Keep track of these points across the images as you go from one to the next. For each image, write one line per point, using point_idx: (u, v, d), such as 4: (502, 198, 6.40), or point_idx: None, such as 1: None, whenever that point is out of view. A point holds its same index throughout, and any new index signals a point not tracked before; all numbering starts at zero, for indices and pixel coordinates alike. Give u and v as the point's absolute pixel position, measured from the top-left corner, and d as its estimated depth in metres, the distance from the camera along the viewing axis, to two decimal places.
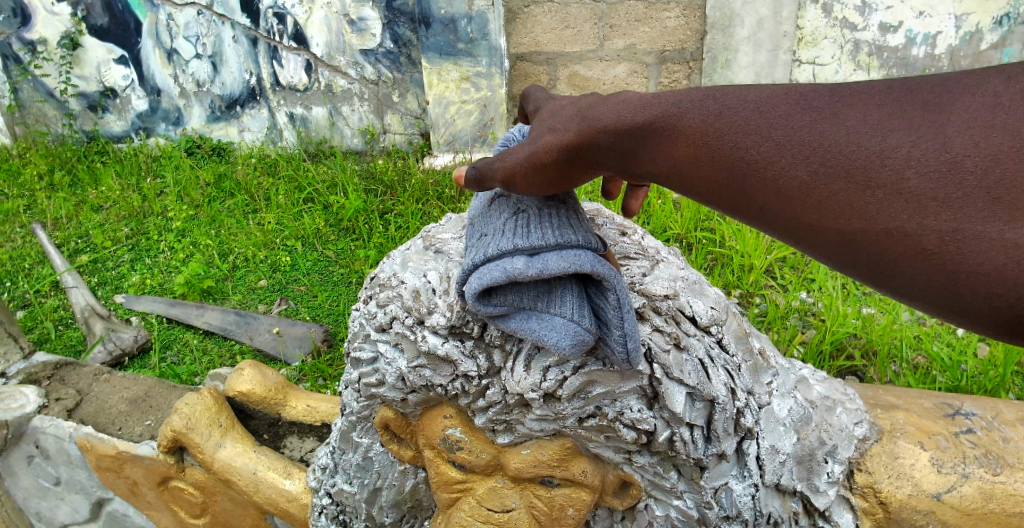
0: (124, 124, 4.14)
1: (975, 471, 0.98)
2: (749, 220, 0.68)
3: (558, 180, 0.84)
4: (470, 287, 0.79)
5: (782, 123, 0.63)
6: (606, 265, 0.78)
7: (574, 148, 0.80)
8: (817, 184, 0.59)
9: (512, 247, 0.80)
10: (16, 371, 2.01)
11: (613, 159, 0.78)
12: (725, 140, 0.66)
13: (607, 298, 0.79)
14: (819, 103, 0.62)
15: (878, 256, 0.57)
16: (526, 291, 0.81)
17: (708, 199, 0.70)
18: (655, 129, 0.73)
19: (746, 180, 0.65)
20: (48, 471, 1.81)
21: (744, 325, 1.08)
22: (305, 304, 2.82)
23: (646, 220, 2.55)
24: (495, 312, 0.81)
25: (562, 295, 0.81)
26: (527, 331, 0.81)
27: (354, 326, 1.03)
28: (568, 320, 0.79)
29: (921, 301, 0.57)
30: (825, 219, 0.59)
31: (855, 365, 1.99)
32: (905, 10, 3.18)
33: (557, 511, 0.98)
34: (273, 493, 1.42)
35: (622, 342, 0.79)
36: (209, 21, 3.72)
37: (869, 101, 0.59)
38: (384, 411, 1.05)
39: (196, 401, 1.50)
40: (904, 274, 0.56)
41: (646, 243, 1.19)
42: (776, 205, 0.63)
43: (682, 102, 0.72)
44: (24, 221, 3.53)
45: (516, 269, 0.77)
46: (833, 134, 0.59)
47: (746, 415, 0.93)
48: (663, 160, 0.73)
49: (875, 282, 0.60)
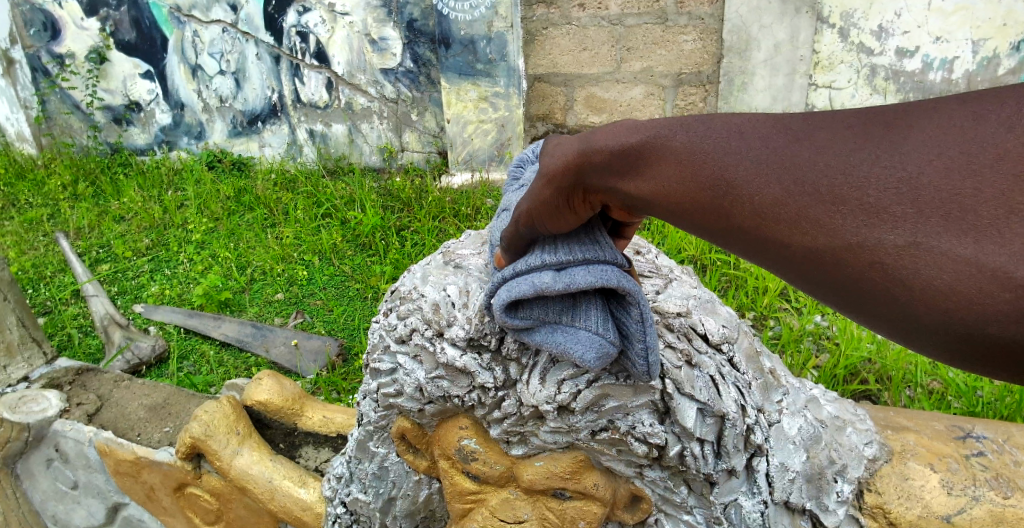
0: (147, 137, 4.24)
1: (986, 494, 0.99)
2: (724, 241, 0.65)
3: (563, 206, 0.78)
4: (499, 300, 0.84)
5: (760, 144, 0.59)
6: (631, 281, 0.80)
7: (575, 171, 0.73)
8: (791, 203, 0.56)
9: (539, 263, 0.83)
10: (38, 376, 2.08)
11: (609, 185, 0.72)
12: (707, 160, 0.62)
13: (629, 312, 0.82)
14: (793, 127, 0.58)
15: (845, 275, 0.54)
16: (552, 305, 0.85)
17: (687, 223, 0.66)
18: (650, 152, 0.67)
19: (721, 199, 0.61)
20: (66, 475, 1.85)
21: (755, 343, 1.10)
22: (321, 318, 2.86)
23: (661, 241, 2.56)
24: (520, 324, 0.85)
25: (587, 309, 0.83)
26: (552, 344, 0.85)
27: (374, 338, 1.06)
28: (593, 333, 0.82)
29: (883, 321, 0.55)
30: (795, 236, 0.56)
31: (870, 389, 1.98)
32: (922, 34, 3.20)
33: (569, 523, 1.00)
34: (288, 502, 1.44)
35: (644, 355, 0.83)
36: (234, 39, 3.83)
37: (837, 126, 0.56)
38: (401, 421, 1.07)
39: (215, 408, 1.54)
40: (868, 292, 0.53)
41: (659, 262, 1.22)
42: (750, 224, 0.60)
43: (677, 124, 0.66)
44: (46, 230, 3.61)
45: (543, 283, 0.80)
46: (809, 156, 0.56)
47: (756, 432, 0.95)
48: (649, 184, 0.67)
49: (841, 301, 0.57)
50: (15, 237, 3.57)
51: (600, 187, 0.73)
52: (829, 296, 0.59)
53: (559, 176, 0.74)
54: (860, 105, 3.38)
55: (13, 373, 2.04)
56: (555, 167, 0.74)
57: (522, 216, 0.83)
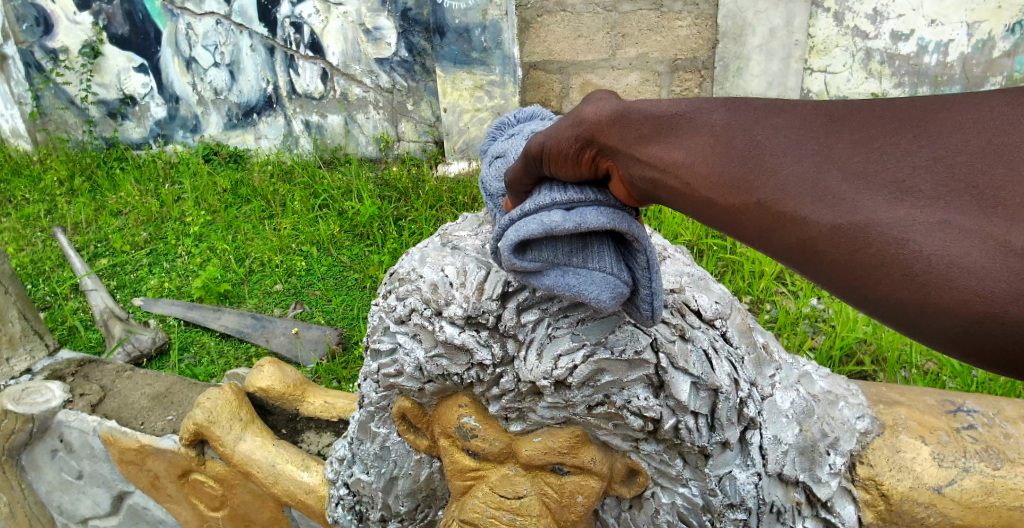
0: (142, 131, 4.24)
1: (976, 465, 1.01)
2: (733, 228, 0.62)
3: (569, 158, 0.75)
4: (508, 240, 0.78)
5: (796, 122, 0.60)
6: (640, 227, 0.78)
7: (600, 126, 0.72)
8: (820, 179, 0.55)
9: (550, 201, 0.78)
10: (42, 367, 2.09)
11: (626, 150, 0.70)
12: (736, 134, 0.62)
13: (637, 259, 0.80)
14: (829, 108, 0.59)
15: (859, 260, 0.51)
16: (561, 245, 0.80)
17: (696, 199, 0.64)
18: (682, 120, 0.67)
19: (745, 174, 0.60)
20: (71, 465, 1.87)
21: (748, 320, 1.12)
22: (320, 308, 2.87)
23: (658, 227, 2.57)
24: (530, 267, 0.80)
25: (599, 251, 0.80)
26: (564, 288, 0.81)
27: (374, 320, 1.08)
28: (606, 275, 0.80)
29: (894, 316, 0.52)
30: (814, 213, 0.54)
31: (865, 370, 2.01)
32: (917, 18, 3.20)
33: (567, 498, 1.02)
34: (292, 486, 1.46)
35: (651, 299, 0.83)
36: (228, 31, 3.83)
37: (875, 109, 0.57)
38: (402, 401, 1.09)
39: (217, 395, 1.55)
40: (875, 280, 0.51)
41: (653, 241, 1.23)
42: (768, 201, 0.58)
43: (717, 99, 0.67)
44: (44, 225, 3.62)
45: (555, 222, 0.76)
46: (847, 135, 0.56)
47: (749, 406, 0.97)
48: (668, 150, 0.67)
49: (850, 294, 0.54)
50: (13, 233, 3.57)
51: (617, 150, 0.71)
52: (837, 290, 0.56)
53: (584, 125, 0.74)
54: (856, 88, 3.38)
55: (16, 364, 2.06)
56: (584, 117, 0.74)
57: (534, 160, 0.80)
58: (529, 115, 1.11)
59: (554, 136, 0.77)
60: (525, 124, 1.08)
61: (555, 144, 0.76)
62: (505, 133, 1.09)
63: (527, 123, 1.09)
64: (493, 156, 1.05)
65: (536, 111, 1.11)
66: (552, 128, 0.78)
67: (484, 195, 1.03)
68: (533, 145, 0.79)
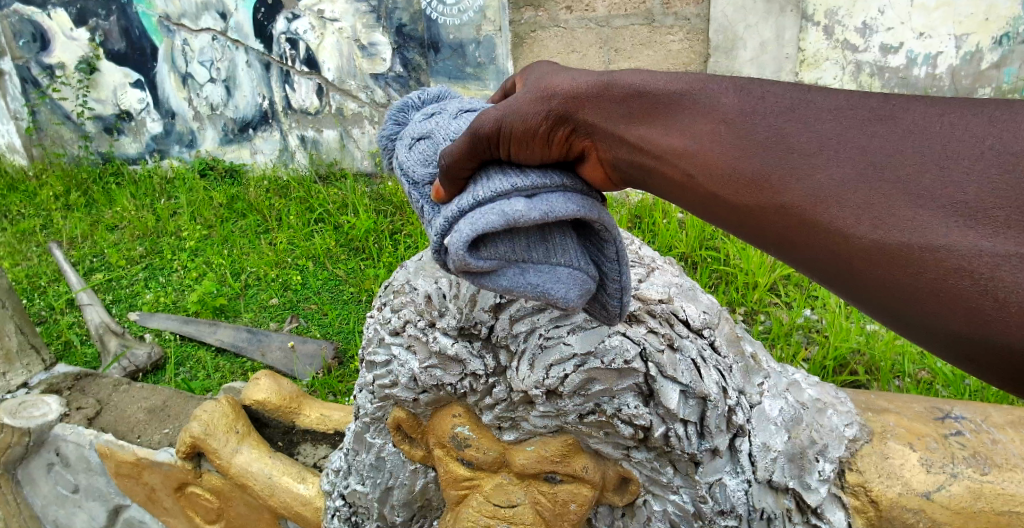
0: (138, 146, 4.26)
1: (964, 471, 1.03)
2: (745, 225, 0.65)
3: (538, 136, 0.73)
4: (463, 235, 0.72)
5: (830, 117, 0.59)
6: (609, 217, 0.80)
7: (581, 102, 0.71)
8: (861, 189, 0.56)
9: (509, 189, 0.74)
10: (37, 382, 2.10)
11: (612, 130, 0.71)
12: (757, 123, 0.62)
13: (605, 251, 0.82)
14: (872, 104, 0.59)
15: (903, 279, 0.54)
16: (519, 240, 0.77)
17: (700, 193, 0.67)
18: (686, 100, 0.67)
19: (771, 174, 0.61)
20: (66, 479, 1.87)
21: (736, 329, 1.15)
22: (316, 322, 2.88)
23: (652, 239, 2.59)
24: (486, 266, 0.75)
25: (563, 243, 0.79)
26: (524, 287, 0.78)
27: (369, 332, 1.11)
28: (573, 269, 0.80)
29: (921, 330, 0.56)
30: (856, 227, 0.55)
31: (858, 379, 2.02)
32: (905, 31, 3.26)
33: (560, 506, 1.04)
34: (288, 498, 1.47)
35: (620, 294, 0.85)
36: (224, 47, 3.86)
37: (925, 108, 0.57)
38: (396, 412, 1.11)
39: (214, 408, 1.57)
40: (910, 293, 0.54)
41: (642, 252, 1.26)
42: (797, 206, 0.59)
43: (722, 79, 0.67)
44: (39, 240, 3.63)
45: (519, 212, 0.73)
46: (891, 137, 0.56)
47: (737, 413, 0.99)
48: (662, 135, 0.68)
49: (877, 302, 0.58)
50: (9, 248, 3.58)
51: (599, 129, 0.72)
52: (864, 298, 0.59)
53: (556, 99, 0.72)
54: None
55: (12, 379, 2.06)
56: (556, 90, 0.72)
57: (486, 140, 0.74)
58: (435, 95, 1.01)
59: (515, 109, 0.73)
60: (438, 104, 0.98)
61: (517, 120, 0.72)
62: (419, 113, 0.97)
63: (440, 103, 0.98)
64: (410, 138, 0.92)
65: (443, 91, 1.02)
66: (510, 100, 0.74)
67: (406, 182, 0.89)
68: (485, 120, 0.74)
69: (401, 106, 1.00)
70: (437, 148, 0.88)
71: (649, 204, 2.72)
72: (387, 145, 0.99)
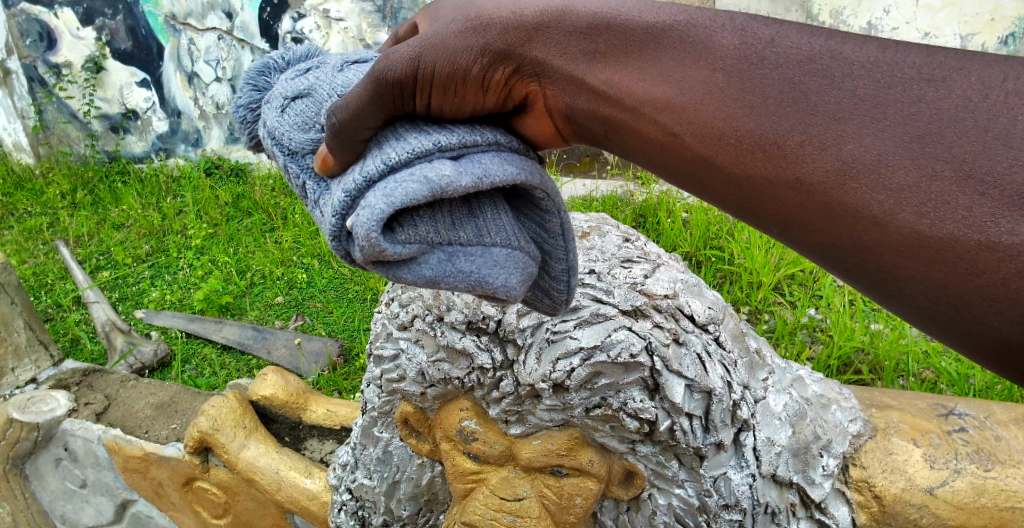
0: (144, 145, 4.29)
1: (967, 467, 1.04)
2: (748, 200, 0.59)
3: (471, 78, 0.63)
4: (377, 213, 0.61)
5: (864, 73, 0.53)
6: (549, 182, 0.71)
7: (528, 36, 0.63)
8: (904, 167, 0.49)
9: (430, 149, 0.64)
10: (46, 377, 2.13)
11: (568, 70, 0.63)
12: (765, 73, 0.56)
13: (547, 224, 0.74)
14: (917, 63, 0.52)
15: (949, 272, 0.49)
16: (442, 217, 0.67)
17: (688, 155, 0.60)
18: (669, 36, 0.60)
19: (787, 140, 0.54)
20: (75, 474, 1.89)
21: (742, 325, 1.15)
22: (321, 320, 2.89)
23: (656, 239, 2.60)
24: (404, 252, 0.65)
25: (497, 216, 0.69)
26: (454, 275, 0.67)
27: (376, 327, 1.12)
28: (511, 250, 0.69)
29: (952, 324, 0.52)
30: (892, 211, 0.50)
31: (863, 378, 2.02)
32: (911, 30, 3.22)
33: (566, 500, 1.05)
34: (294, 492, 1.48)
35: (567, 276, 0.79)
36: (230, 46, 3.89)
37: (982, 71, 0.51)
38: (404, 406, 1.12)
39: (222, 403, 1.58)
40: (938, 286, 0.50)
41: (648, 248, 1.27)
42: (819, 182, 0.53)
43: (712, 15, 0.60)
44: (46, 238, 3.65)
45: (445, 178, 0.63)
46: (941, 102, 0.50)
47: (742, 407, 0.99)
48: (632, 79, 0.61)
49: (902, 293, 0.53)
50: (16, 246, 3.60)
51: (550, 68, 0.64)
52: (885, 287, 0.54)
53: (494, 32, 0.62)
54: None
55: (21, 374, 2.11)
56: (491, 21, 0.62)
57: (396, 86, 0.63)
58: (302, 53, 0.85)
59: (438, 43, 0.62)
60: (311, 61, 0.83)
61: (442, 58, 0.61)
62: (287, 72, 0.81)
63: (313, 59, 0.83)
64: (281, 98, 0.77)
65: (312, 48, 0.86)
66: (429, 33, 0.63)
67: (280, 152, 0.76)
68: (394, 61, 0.62)
69: (260, 66, 0.83)
70: (318, 109, 0.75)
71: (654, 202, 2.72)
72: (247, 116, 0.82)
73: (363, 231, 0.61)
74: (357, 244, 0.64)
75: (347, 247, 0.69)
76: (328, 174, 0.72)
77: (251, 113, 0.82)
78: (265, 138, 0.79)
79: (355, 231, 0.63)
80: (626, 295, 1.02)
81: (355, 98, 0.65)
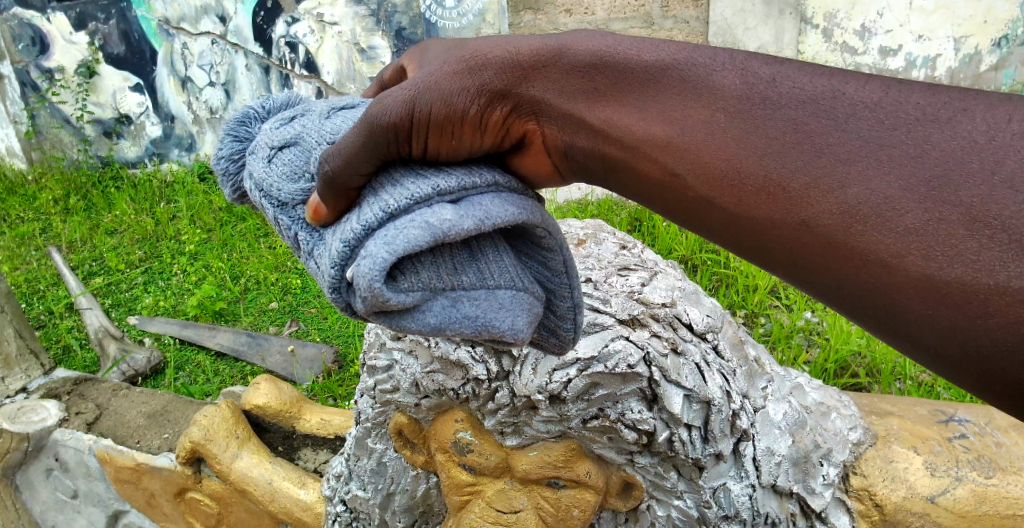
0: (137, 149, 4.26)
1: (968, 474, 1.02)
2: (754, 239, 0.58)
3: (468, 119, 0.62)
4: (380, 263, 0.58)
5: (867, 114, 0.52)
6: (550, 220, 0.69)
7: (525, 75, 0.62)
8: (910, 211, 0.48)
9: (429, 194, 0.62)
10: (37, 386, 2.10)
11: (567, 109, 0.62)
12: (768, 114, 0.55)
13: (549, 262, 0.72)
14: (919, 103, 0.52)
15: (961, 318, 0.47)
16: (444, 262, 0.64)
17: (691, 196, 0.59)
18: (668, 76, 0.59)
19: (792, 182, 0.53)
20: (65, 485, 1.86)
21: (740, 333, 1.14)
22: (315, 326, 2.87)
23: (652, 242, 2.58)
24: (408, 300, 0.61)
25: (500, 259, 0.67)
26: (460, 322, 0.64)
27: (370, 336, 1.09)
28: (515, 292, 0.67)
29: (965, 373, 0.49)
30: (900, 255, 0.48)
31: (860, 382, 2.00)
32: (905, 33, 3.23)
33: (563, 512, 1.03)
34: (288, 503, 1.46)
35: (573, 314, 0.76)
36: (223, 50, 3.87)
37: (987, 111, 0.49)
38: (398, 417, 1.11)
39: (214, 413, 1.56)
40: (948, 331, 0.48)
41: (645, 256, 1.25)
42: (825, 224, 0.52)
43: (711, 52, 0.59)
44: (38, 244, 3.62)
45: (448, 221, 0.60)
46: (948, 144, 0.49)
47: (741, 417, 0.98)
48: (630, 117, 0.60)
49: (913, 338, 0.51)
50: (8, 252, 3.57)
51: (549, 106, 0.63)
52: (894, 332, 0.52)
53: (490, 72, 0.61)
54: None
55: (11, 384, 2.07)
56: (487, 61, 0.62)
57: (392, 131, 0.61)
58: (284, 101, 0.80)
59: (434, 85, 0.60)
60: (294, 108, 0.78)
61: (439, 99, 0.60)
62: (270, 121, 0.76)
63: (296, 106, 0.78)
64: (268, 148, 0.72)
65: (293, 94, 0.81)
66: (423, 76, 0.62)
67: (268, 204, 0.71)
68: (387, 107, 0.60)
69: (240, 116, 0.78)
70: (307, 157, 0.71)
71: None
72: (230, 168, 0.76)
73: (365, 281, 0.58)
74: (358, 295, 0.60)
75: (346, 301, 0.65)
76: (321, 224, 0.67)
77: (234, 165, 0.77)
78: (251, 191, 0.73)
79: (356, 282, 0.59)
80: (624, 305, 1.01)
81: (346, 144, 0.62)
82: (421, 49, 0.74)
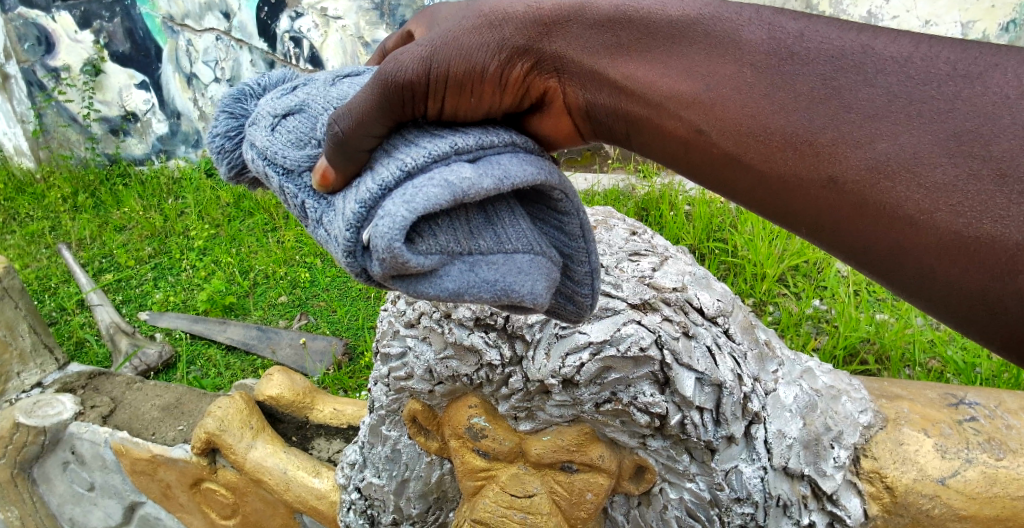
0: (145, 147, 4.28)
1: (979, 456, 1.03)
2: (777, 200, 0.59)
3: (489, 76, 0.62)
4: (399, 223, 0.58)
5: (897, 69, 0.53)
6: (566, 182, 0.70)
7: (544, 31, 0.62)
8: (940, 166, 0.49)
9: (445, 154, 0.62)
10: (52, 380, 2.15)
11: (591, 65, 0.63)
12: (796, 70, 0.55)
13: (565, 228, 0.73)
14: (950, 60, 0.52)
15: (990, 280, 0.49)
16: (461, 225, 0.65)
17: (715, 152, 0.60)
18: (694, 31, 0.59)
19: (820, 138, 0.54)
20: (82, 477, 1.89)
21: (750, 317, 1.14)
22: (325, 319, 2.89)
23: (659, 231, 2.57)
24: (426, 263, 0.61)
25: (515, 222, 0.68)
26: (478, 286, 0.64)
27: (382, 325, 1.11)
28: (533, 256, 0.68)
29: (986, 331, 0.52)
30: (928, 211, 0.50)
31: (870, 368, 1.99)
32: (911, 18, 2.89)
33: (577, 495, 1.05)
34: (303, 492, 1.48)
35: (591, 279, 0.77)
36: (228, 46, 3.89)
37: (1018, 66, 0.51)
38: (411, 404, 1.12)
39: (228, 404, 1.57)
40: (976, 289, 0.50)
41: (655, 241, 1.26)
42: (853, 181, 0.52)
43: (738, 8, 0.59)
44: (49, 242, 3.66)
45: (467, 180, 0.60)
46: (980, 99, 0.50)
47: (752, 400, 0.98)
48: (655, 72, 0.61)
49: (938, 299, 0.53)
50: (18, 250, 3.61)
51: (570, 62, 0.63)
52: (920, 292, 0.54)
53: (511, 27, 0.62)
54: None
55: (27, 378, 2.10)
56: (507, 16, 0.62)
57: (408, 89, 0.61)
58: (279, 78, 0.80)
59: (453, 41, 0.61)
60: (294, 81, 0.78)
61: (458, 55, 0.60)
62: (270, 93, 0.77)
63: (295, 80, 0.79)
64: (271, 116, 0.73)
65: (290, 72, 0.82)
66: (439, 32, 0.62)
67: (273, 172, 0.71)
68: (404, 63, 0.60)
69: (236, 93, 0.78)
70: (313, 123, 0.71)
71: (656, 196, 2.69)
72: (226, 145, 0.76)
73: (385, 241, 0.58)
74: (376, 258, 0.60)
75: (361, 265, 0.64)
76: (329, 191, 0.67)
77: (230, 142, 0.76)
78: (252, 160, 0.73)
79: (374, 243, 0.59)
80: (635, 289, 1.02)
81: (358, 105, 0.62)
82: (430, 14, 0.75)
